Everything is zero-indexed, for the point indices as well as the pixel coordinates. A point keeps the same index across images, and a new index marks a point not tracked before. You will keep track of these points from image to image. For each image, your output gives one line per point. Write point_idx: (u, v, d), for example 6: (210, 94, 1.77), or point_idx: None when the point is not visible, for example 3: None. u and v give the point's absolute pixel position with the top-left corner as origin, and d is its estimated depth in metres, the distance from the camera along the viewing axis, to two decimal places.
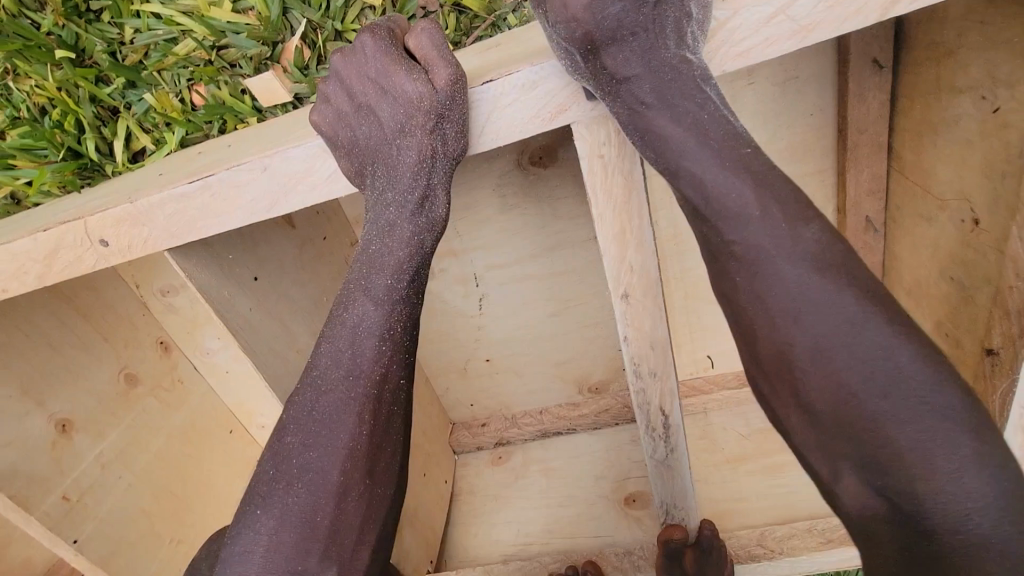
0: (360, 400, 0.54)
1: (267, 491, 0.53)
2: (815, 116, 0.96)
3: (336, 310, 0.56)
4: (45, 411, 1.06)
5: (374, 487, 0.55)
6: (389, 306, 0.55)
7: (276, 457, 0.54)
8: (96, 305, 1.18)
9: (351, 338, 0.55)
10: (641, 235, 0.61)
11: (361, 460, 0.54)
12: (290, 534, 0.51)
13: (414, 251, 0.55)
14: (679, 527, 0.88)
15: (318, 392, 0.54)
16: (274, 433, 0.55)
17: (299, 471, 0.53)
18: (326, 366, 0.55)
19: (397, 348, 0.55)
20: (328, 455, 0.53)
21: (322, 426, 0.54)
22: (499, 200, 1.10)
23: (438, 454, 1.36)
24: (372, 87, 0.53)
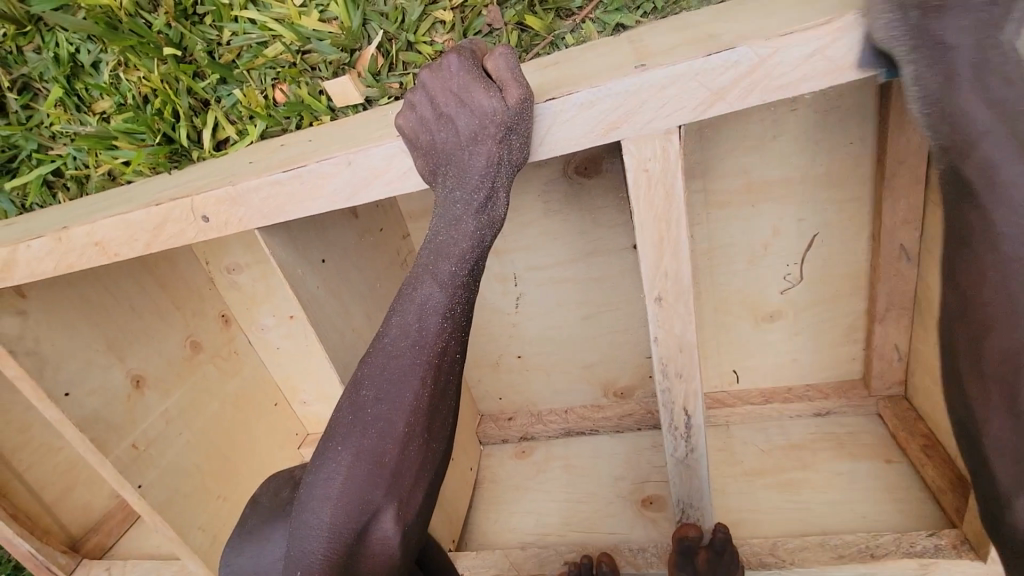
0: (424, 367, 0.62)
1: (345, 433, 0.63)
2: (856, 145, 1.00)
3: (406, 288, 0.64)
4: (123, 366, 1.18)
5: (430, 441, 0.64)
6: (452, 289, 0.62)
7: (352, 407, 0.64)
8: (172, 275, 1.30)
9: (418, 313, 0.62)
10: (678, 243, 0.67)
11: (422, 418, 0.63)
12: (364, 469, 0.62)
13: (477, 243, 0.63)
14: (694, 526, 0.92)
15: (387, 356, 0.63)
16: (350, 387, 0.65)
17: (371, 421, 0.63)
18: (395, 336, 0.63)
19: (457, 326, 0.63)
20: (395, 410, 0.62)
21: (390, 385, 0.62)
22: (543, 206, 1.17)
23: (466, 442, 1.43)
24: (453, 99, 0.61)
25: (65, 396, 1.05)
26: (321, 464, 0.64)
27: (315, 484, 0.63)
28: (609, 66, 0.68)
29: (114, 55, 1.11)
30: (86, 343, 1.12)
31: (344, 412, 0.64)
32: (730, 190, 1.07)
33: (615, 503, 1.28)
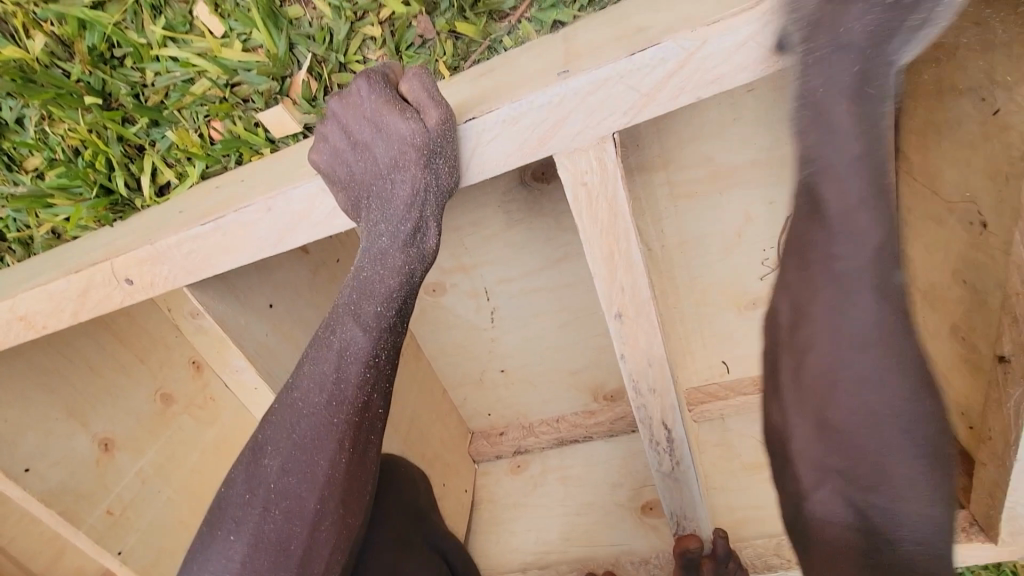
0: (341, 427, 0.57)
1: (240, 516, 0.56)
2: None
3: (323, 333, 0.58)
4: (88, 431, 1.14)
5: (347, 516, 0.59)
6: (376, 333, 0.57)
7: (251, 475, 0.57)
8: (131, 329, 1.24)
9: (336, 362, 0.57)
10: (630, 257, 0.62)
11: (339, 488, 0.58)
12: (264, 559, 0.55)
13: (404, 280, 0.57)
14: (694, 536, 0.88)
15: (294, 415, 0.57)
16: (248, 454, 0.58)
17: (274, 494, 0.57)
18: (306, 392, 0.57)
19: (381, 374, 0.58)
20: (305, 480, 0.57)
21: (300, 450, 0.57)
22: (505, 216, 1.12)
23: (458, 463, 1.39)
24: (368, 126, 0.55)
25: (26, 472, 1.03)
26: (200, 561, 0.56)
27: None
28: (536, 71, 0.63)
29: (36, 108, 1.05)
30: (44, 413, 1.08)
31: (239, 487, 0.58)
32: (694, 179, 1.02)
33: (615, 512, 1.24)
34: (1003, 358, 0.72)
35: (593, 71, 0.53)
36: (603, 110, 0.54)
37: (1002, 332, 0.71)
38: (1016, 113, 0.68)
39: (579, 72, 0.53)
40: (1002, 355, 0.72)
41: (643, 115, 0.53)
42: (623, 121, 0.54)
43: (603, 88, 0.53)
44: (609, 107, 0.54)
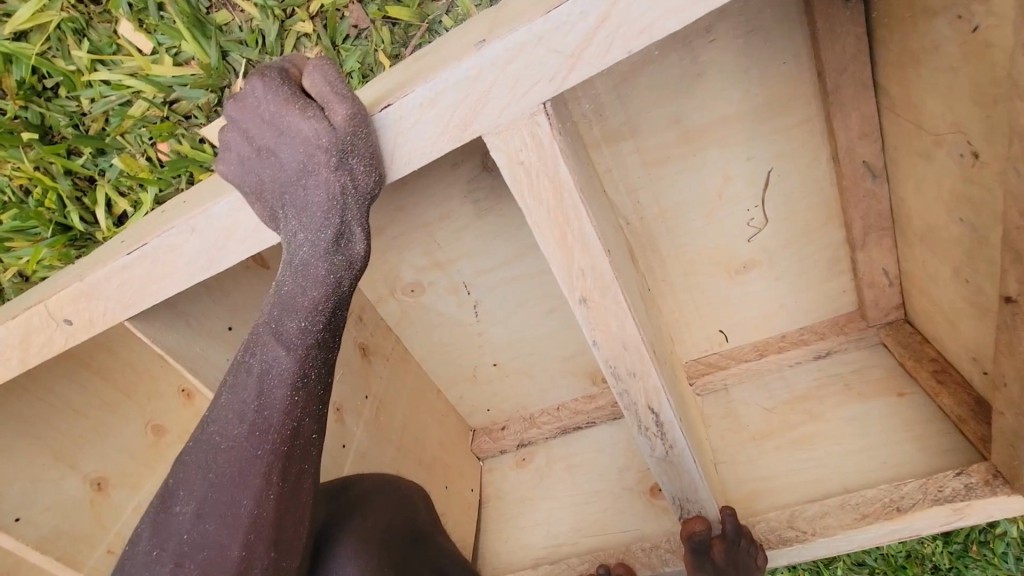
0: (267, 461, 0.52)
1: (146, 575, 0.50)
2: (790, 62, 0.88)
3: (242, 357, 0.54)
4: (78, 472, 1.12)
5: (279, 560, 0.52)
6: (301, 350, 0.53)
7: (161, 532, 0.52)
8: (113, 364, 1.21)
9: (258, 388, 0.53)
10: (585, 237, 0.57)
11: (266, 531, 0.51)
12: None
13: (329, 291, 0.53)
14: (700, 518, 0.84)
15: (211, 453, 0.52)
16: (160, 502, 0.53)
17: (187, 547, 0.51)
18: (224, 424, 0.53)
19: (312, 396, 0.54)
20: (226, 528, 0.51)
21: (218, 492, 0.52)
22: (473, 206, 1.07)
23: (461, 462, 1.37)
24: (269, 129, 0.50)
25: (16, 522, 1.02)
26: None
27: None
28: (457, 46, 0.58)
29: None
30: (30, 460, 1.07)
31: (148, 543, 0.52)
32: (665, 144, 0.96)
33: (623, 497, 1.20)
34: (1009, 298, 0.66)
35: (519, 90, 0.49)
36: (542, 120, 0.50)
37: (1006, 270, 0.66)
38: (997, 29, 0.61)
39: (510, 94, 0.49)
40: (1008, 296, 0.67)
41: (587, 116, 0.50)
42: (568, 127, 0.50)
43: (539, 105, 0.50)
44: (547, 117, 0.50)
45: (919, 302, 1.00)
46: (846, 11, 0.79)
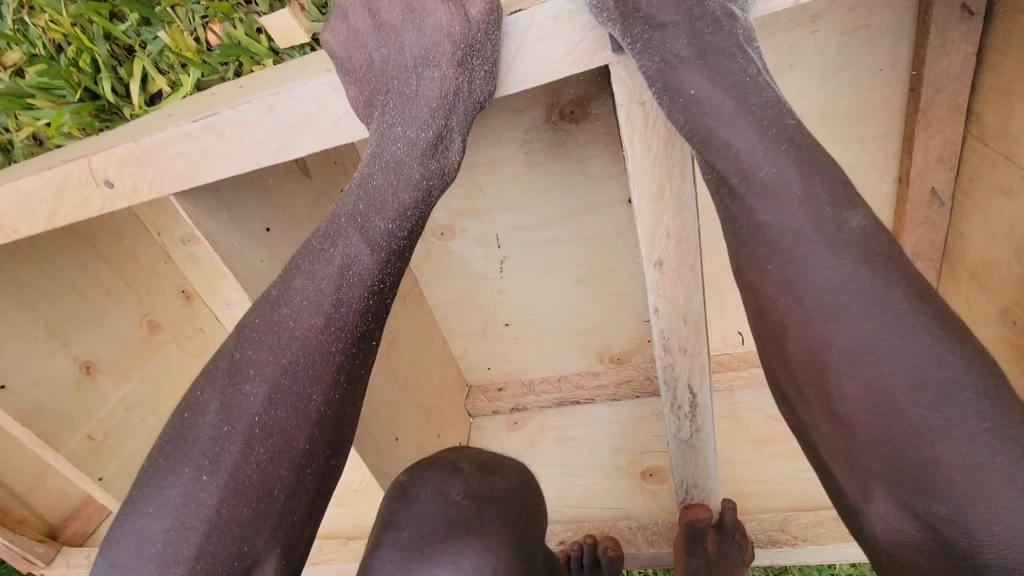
0: (340, 356, 0.52)
1: (213, 453, 0.50)
2: (886, 71, 0.86)
3: (322, 244, 0.53)
4: (69, 351, 1.08)
5: (333, 459, 0.54)
6: (385, 252, 0.53)
7: (224, 408, 0.51)
8: (121, 252, 1.17)
9: (338, 279, 0.52)
10: (682, 196, 0.54)
11: (328, 426, 0.53)
12: (242, 505, 0.49)
13: (421, 196, 0.53)
14: (703, 507, 0.85)
15: (283, 338, 0.52)
16: (227, 373, 0.52)
17: (255, 431, 0.51)
18: (298, 311, 0.52)
19: (384, 299, 0.55)
20: (293, 418, 0.51)
21: (290, 382, 0.52)
22: (526, 157, 1.03)
23: (455, 415, 1.35)
24: (404, 12, 0.51)
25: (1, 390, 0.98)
26: (150, 509, 0.49)
27: (155, 527, 0.49)
28: None
29: None
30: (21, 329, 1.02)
31: (210, 421, 0.51)
32: None
33: (614, 476, 1.21)
34: None
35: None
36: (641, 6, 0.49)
37: None
38: None
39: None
40: None
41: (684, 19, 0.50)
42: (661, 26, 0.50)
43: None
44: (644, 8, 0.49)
45: None
46: (964, 26, 0.76)
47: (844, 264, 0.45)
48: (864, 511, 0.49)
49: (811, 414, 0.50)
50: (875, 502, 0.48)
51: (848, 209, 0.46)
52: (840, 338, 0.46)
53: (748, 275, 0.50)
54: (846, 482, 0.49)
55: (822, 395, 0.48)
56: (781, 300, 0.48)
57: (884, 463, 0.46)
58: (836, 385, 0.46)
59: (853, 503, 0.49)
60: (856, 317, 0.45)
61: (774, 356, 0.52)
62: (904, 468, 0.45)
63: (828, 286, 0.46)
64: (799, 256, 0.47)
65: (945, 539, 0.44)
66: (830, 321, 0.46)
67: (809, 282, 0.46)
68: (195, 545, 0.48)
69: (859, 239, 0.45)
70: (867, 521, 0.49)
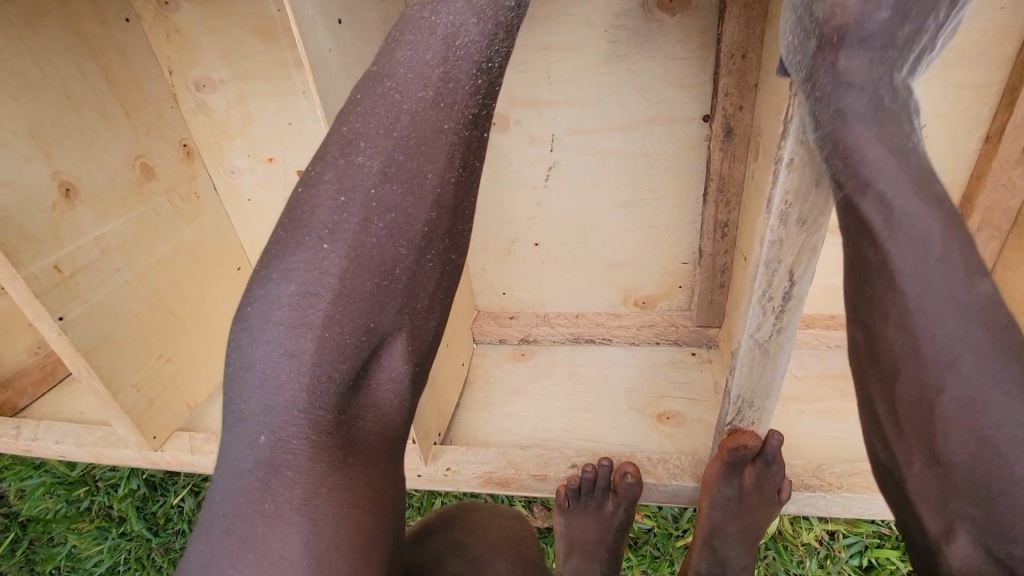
0: (451, 135, 0.51)
1: (332, 225, 0.51)
2: (1007, 10, 0.83)
3: (423, 14, 0.50)
4: (49, 164, 0.93)
5: (452, 244, 0.55)
6: (491, 22, 0.50)
7: (343, 186, 0.51)
8: (123, 75, 1.03)
9: (445, 53, 0.50)
10: None
11: (448, 208, 0.53)
12: (360, 277, 0.52)
13: None
14: (752, 434, 0.79)
15: (395, 116, 0.50)
16: (338, 147, 0.51)
17: (373, 208, 0.51)
18: (404, 86, 0.50)
19: (493, 82, 0.52)
20: (410, 198, 0.51)
21: (407, 161, 0.51)
22: (609, 46, 0.95)
23: (463, 333, 1.25)
24: None
25: None
26: (262, 300, 0.52)
27: (279, 293, 0.51)
28: None
29: None
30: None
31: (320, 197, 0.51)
32: None
33: (627, 415, 1.13)
34: None
35: None
36: None
37: None
38: None
39: None
40: None
41: None
42: None
43: None
44: None
45: None
46: None
47: (942, 305, 0.52)
48: (946, 549, 0.59)
49: (909, 451, 0.59)
50: (916, 457, 0.59)
51: (953, 227, 0.51)
52: (950, 384, 0.53)
53: (857, 245, 0.54)
54: (930, 519, 0.60)
55: (924, 417, 0.55)
56: (895, 335, 0.54)
57: (970, 492, 0.55)
58: (947, 422, 0.54)
59: (931, 532, 0.60)
60: (961, 356, 0.52)
61: (880, 395, 0.59)
62: (983, 499, 0.54)
63: (939, 329, 0.52)
64: (920, 319, 0.52)
65: (999, 557, 0.55)
66: (944, 369, 0.53)
67: (932, 324, 0.52)
68: (316, 320, 0.51)
69: (934, 191, 0.51)
70: (949, 555, 0.59)
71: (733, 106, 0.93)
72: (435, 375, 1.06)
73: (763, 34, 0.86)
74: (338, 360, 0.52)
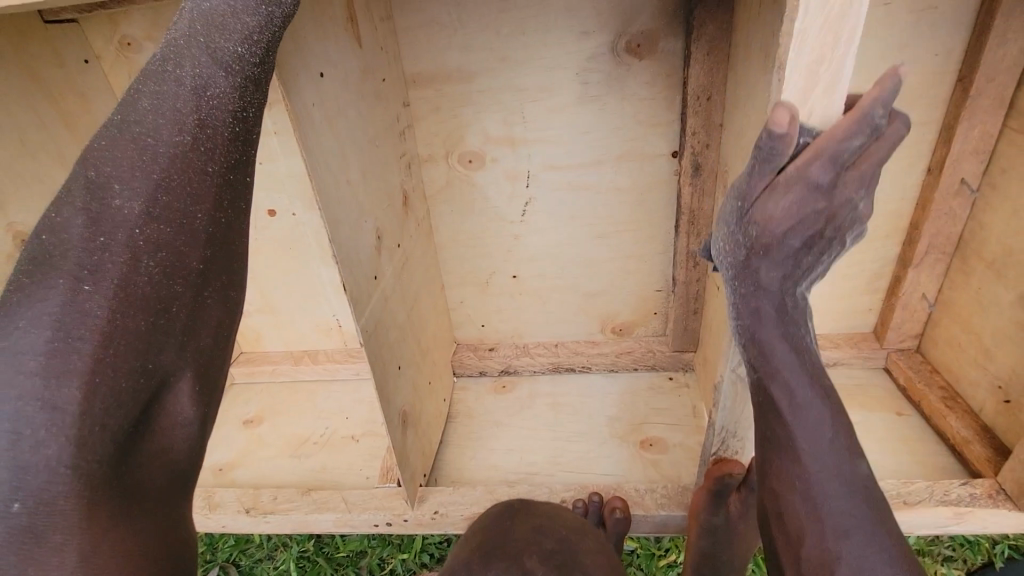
0: (215, 180, 0.51)
1: (95, 261, 0.45)
2: (941, 57, 0.91)
3: (164, 67, 0.50)
4: (4, 217, 0.90)
5: (227, 282, 0.54)
6: (239, 76, 0.52)
7: (95, 222, 0.46)
8: (84, 118, 0.99)
9: (195, 102, 0.50)
10: (839, 71, 0.50)
11: (214, 242, 0.52)
12: (140, 316, 0.47)
13: (265, 24, 0.53)
14: (738, 462, 0.82)
15: (145, 156, 0.48)
16: (88, 192, 0.47)
17: (140, 244, 0.47)
18: (161, 130, 0.49)
19: (248, 131, 0.54)
20: (178, 231, 0.49)
21: (168, 197, 0.49)
22: (581, 88, 0.99)
23: (443, 369, 1.24)
24: None
25: None
26: (20, 327, 0.43)
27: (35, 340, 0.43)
28: None
29: None
30: None
31: (80, 236, 0.46)
32: None
33: (611, 444, 1.15)
34: None
35: None
36: None
37: None
38: None
39: None
40: None
41: None
42: None
43: None
44: None
45: (949, 331, 1.05)
46: None
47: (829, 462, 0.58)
48: None
49: None
50: None
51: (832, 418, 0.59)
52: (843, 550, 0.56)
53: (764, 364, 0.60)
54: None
55: None
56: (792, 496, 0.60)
57: None
58: None
59: None
60: (845, 524, 0.57)
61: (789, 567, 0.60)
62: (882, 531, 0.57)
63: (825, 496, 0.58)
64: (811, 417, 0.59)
65: None
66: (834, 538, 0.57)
67: (817, 495, 0.58)
68: (91, 354, 0.44)
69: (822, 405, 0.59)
70: None
71: (700, 144, 0.98)
72: (419, 414, 1.05)
73: (725, 79, 0.91)
74: (112, 377, 0.45)
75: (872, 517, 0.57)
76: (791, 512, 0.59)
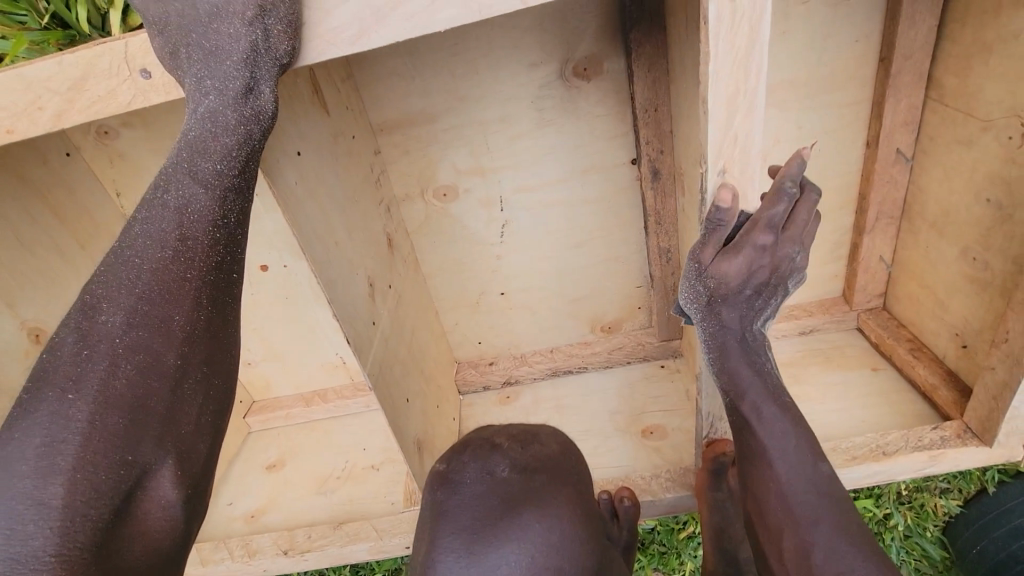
0: (195, 284, 0.57)
1: (79, 372, 0.52)
2: (861, 42, 0.98)
3: (155, 194, 0.58)
4: (16, 316, 0.96)
5: (211, 375, 0.59)
6: (219, 190, 0.59)
7: (83, 335, 0.53)
8: (75, 209, 1.04)
9: (176, 220, 0.57)
10: (753, 97, 0.58)
11: (195, 341, 0.58)
12: (116, 417, 0.52)
13: (240, 140, 0.59)
14: (727, 440, 0.90)
15: (133, 273, 0.56)
16: (82, 312, 0.54)
17: (120, 350, 0.54)
18: (144, 250, 0.56)
19: (228, 236, 0.60)
20: (156, 335, 0.55)
21: (150, 305, 0.56)
22: (538, 114, 1.06)
23: (448, 389, 1.31)
24: None
25: None
26: (19, 434, 0.50)
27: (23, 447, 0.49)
28: None
29: None
30: None
31: (72, 349, 0.53)
32: None
33: (615, 437, 1.22)
34: None
35: None
36: None
37: None
38: None
39: None
40: None
41: None
42: None
43: None
44: None
45: (908, 288, 1.14)
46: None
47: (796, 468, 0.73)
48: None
49: None
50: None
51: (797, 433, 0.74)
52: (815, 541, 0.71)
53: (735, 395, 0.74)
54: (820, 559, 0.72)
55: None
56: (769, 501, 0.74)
57: None
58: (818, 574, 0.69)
59: None
60: (813, 518, 0.71)
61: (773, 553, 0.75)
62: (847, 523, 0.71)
63: (798, 498, 0.72)
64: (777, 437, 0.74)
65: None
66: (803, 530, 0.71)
67: (789, 496, 0.73)
68: (73, 455, 0.49)
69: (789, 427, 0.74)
70: None
71: (655, 151, 1.05)
72: (432, 438, 1.11)
73: (668, 91, 0.98)
74: (92, 472, 0.49)
75: (837, 511, 0.71)
76: (771, 514, 0.74)
